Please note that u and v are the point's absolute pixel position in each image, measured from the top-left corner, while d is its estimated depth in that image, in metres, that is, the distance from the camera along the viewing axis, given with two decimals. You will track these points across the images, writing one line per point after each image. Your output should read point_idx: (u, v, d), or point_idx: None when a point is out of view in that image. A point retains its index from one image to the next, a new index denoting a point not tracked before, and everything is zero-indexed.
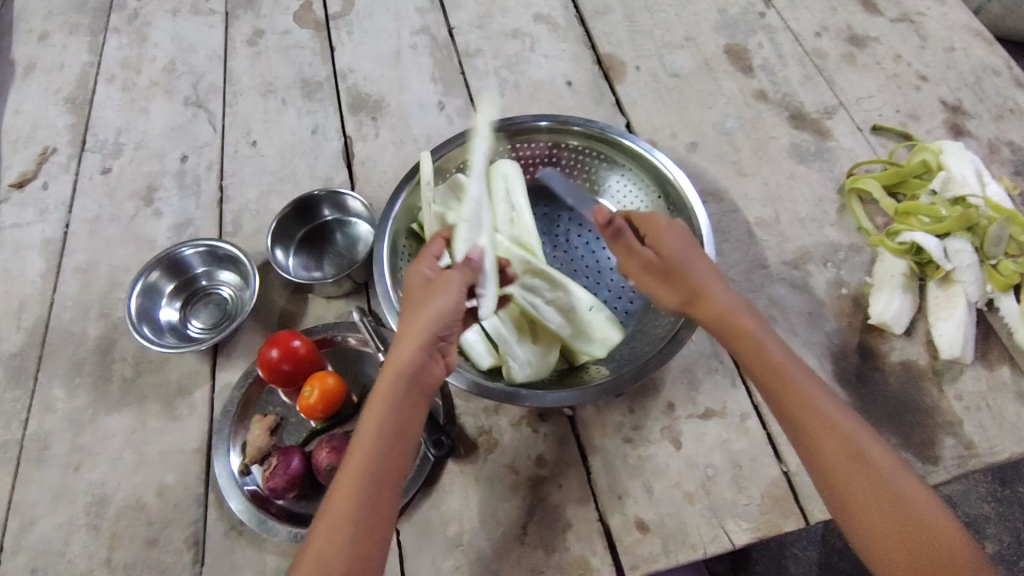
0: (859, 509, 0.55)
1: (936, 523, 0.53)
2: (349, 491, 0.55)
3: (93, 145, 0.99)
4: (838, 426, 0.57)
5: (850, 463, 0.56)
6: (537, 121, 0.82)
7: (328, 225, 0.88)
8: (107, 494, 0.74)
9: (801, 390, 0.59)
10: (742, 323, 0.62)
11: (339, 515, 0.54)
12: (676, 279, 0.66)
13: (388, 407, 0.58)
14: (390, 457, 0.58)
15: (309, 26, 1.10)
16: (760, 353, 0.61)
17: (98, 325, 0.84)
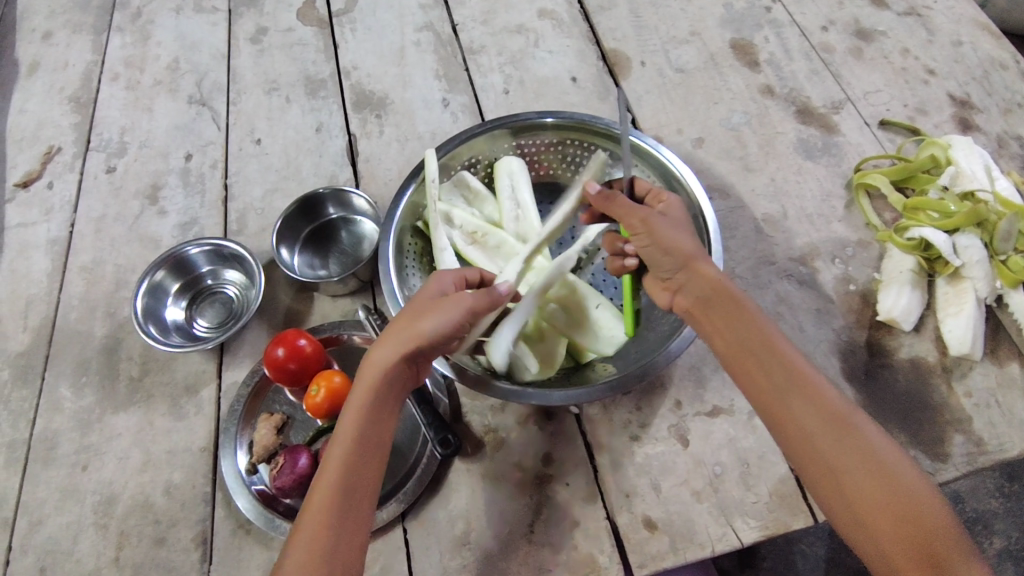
0: (845, 479, 0.54)
1: (919, 487, 0.53)
2: (330, 498, 0.55)
3: (97, 144, 0.99)
4: (819, 395, 0.57)
5: (834, 431, 0.55)
6: (542, 117, 0.81)
7: (333, 223, 0.87)
8: (114, 493, 0.74)
9: (779, 361, 0.59)
10: (730, 288, 0.62)
11: (321, 506, 0.54)
12: (683, 236, 0.65)
13: (373, 405, 0.58)
14: (371, 455, 0.57)
15: (312, 23, 1.09)
16: (743, 322, 0.61)
17: (104, 325, 0.84)
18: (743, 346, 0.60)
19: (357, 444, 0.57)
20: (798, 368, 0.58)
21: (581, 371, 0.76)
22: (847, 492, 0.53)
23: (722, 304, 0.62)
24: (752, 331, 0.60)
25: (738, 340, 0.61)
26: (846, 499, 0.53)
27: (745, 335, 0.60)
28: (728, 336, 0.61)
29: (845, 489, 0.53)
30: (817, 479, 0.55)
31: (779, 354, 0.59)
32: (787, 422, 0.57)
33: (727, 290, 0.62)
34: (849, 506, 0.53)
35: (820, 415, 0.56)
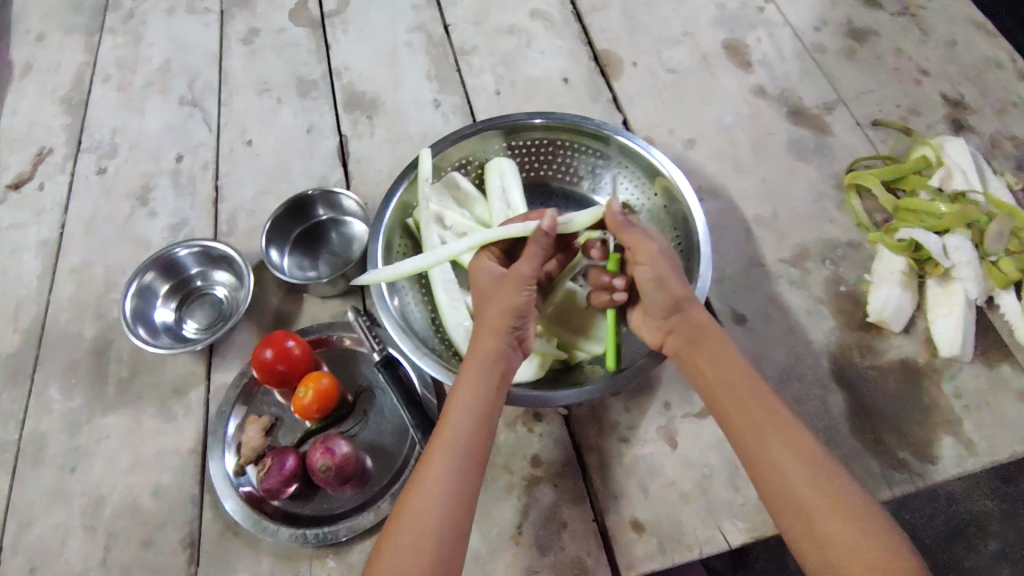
0: (817, 521, 0.53)
1: (891, 535, 0.51)
2: (447, 447, 0.59)
3: (89, 146, 0.99)
4: (797, 439, 0.58)
5: (809, 473, 0.55)
6: (532, 118, 0.81)
7: (323, 225, 0.87)
8: (103, 494, 0.74)
9: (760, 404, 0.60)
10: (718, 335, 0.65)
11: (435, 477, 0.57)
12: (680, 279, 0.66)
13: (475, 380, 0.63)
14: (482, 417, 0.61)
15: (304, 24, 1.09)
16: (729, 366, 0.63)
17: (94, 326, 0.84)
18: (728, 389, 0.62)
19: (472, 421, 0.61)
20: (778, 414, 0.59)
21: (572, 374, 0.76)
22: (818, 534, 0.53)
23: (710, 348, 0.64)
24: (738, 375, 0.62)
25: (723, 382, 0.63)
26: (816, 541, 0.53)
27: (730, 379, 0.62)
28: (714, 374, 0.63)
29: (818, 531, 0.53)
30: (790, 520, 0.55)
31: (760, 394, 0.61)
32: (759, 458, 0.58)
33: (713, 335, 0.65)
34: (820, 548, 0.52)
35: (793, 457, 0.57)
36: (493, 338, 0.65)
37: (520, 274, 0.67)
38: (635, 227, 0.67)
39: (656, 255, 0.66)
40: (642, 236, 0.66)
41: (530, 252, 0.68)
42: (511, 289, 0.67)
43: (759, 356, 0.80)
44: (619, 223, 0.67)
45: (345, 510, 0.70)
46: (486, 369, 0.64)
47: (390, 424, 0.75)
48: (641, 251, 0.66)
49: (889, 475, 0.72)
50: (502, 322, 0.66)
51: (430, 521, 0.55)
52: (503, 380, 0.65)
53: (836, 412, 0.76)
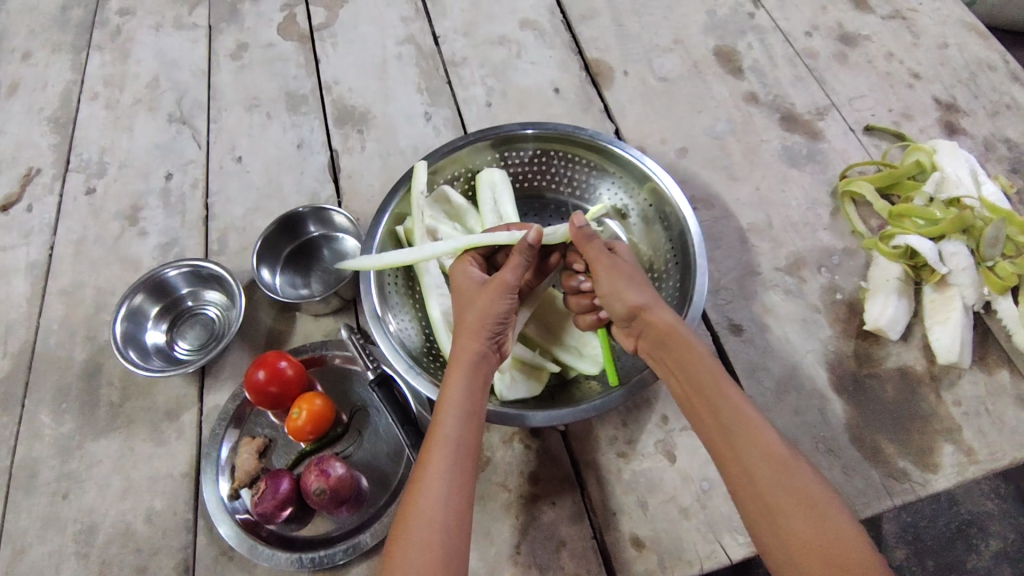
0: (781, 520, 0.53)
1: (852, 533, 0.51)
2: (438, 461, 0.58)
3: (78, 165, 0.98)
4: (760, 437, 0.56)
5: (774, 472, 0.55)
6: (525, 129, 0.80)
7: (314, 241, 0.87)
8: (95, 521, 0.73)
9: (724, 399, 0.59)
10: (682, 333, 0.63)
11: (431, 494, 0.56)
12: (639, 290, 0.66)
13: (460, 389, 0.62)
14: (470, 423, 0.61)
15: (293, 38, 1.08)
16: (693, 362, 0.61)
17: (84, 349, 0.83)
18: (694, 386, 0.61)
19: (462, 430, 0.60)
20: (744, 412, 0.58)
21: (568, 389, 0.76)
22: (783, 534, 0.52)
23: (676, 348, 0.62)
24: (702, 371, 0.61)
25: (690, 379, 0.61)
26: (782, 541, 0.52)
27: (695, 376, 0.61)
28: (680, 372, 0.62)
29: (782, 531, 0.53)
30: (757, 518, 0.55)
31: (725, 392, 0.59)
32: (728, 456, 0.57)
33: (677, 335, 0.62)
34: (784, 547, 0.52)
35: (759, 456, 0.56)
36: (476, 340, 0.65)
37: (504, 281, 0.67)
38: (597, 240, 0.69)
39: (612, 270, 0.67)
40: (602, 252, 0.68)
41: (512, 262, 0.68)
42: (491, 292, 0.67)
43: (756, 366, 0.79)
44: (583, 236, 0.69)
45: (341, 533, 0.70)
46: (470, 371, 0.63)
47: (385, 443, 0.75)
48: (598, 268, 0.68)
49: (889, 485, 0.71)
50: (483, 325, 0.65)
51: (436, 525, 0.55)
52: (487, 380, 0.65)
53: (835, 422, 0.75)
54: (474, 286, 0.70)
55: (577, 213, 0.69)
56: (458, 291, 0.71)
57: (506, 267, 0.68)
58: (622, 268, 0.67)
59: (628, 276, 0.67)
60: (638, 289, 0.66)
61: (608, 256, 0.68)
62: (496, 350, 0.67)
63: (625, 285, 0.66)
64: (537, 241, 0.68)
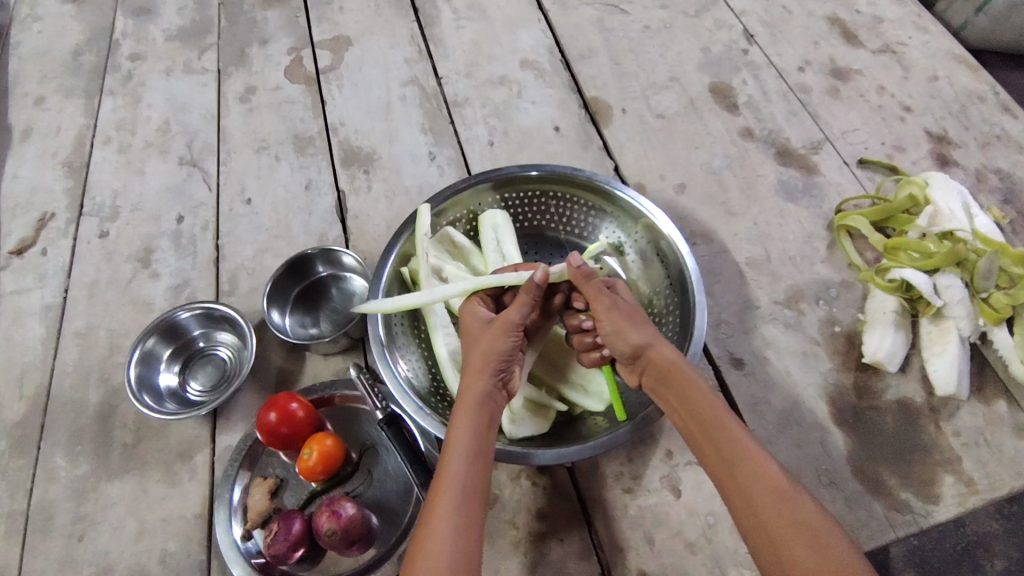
0: (785, 546, 0.54)
1: (854, 561, 0.52)
2: (446, 498, 0.59)
3: (91, 209, 1.01)
4: (762, 468, 0.58)
5: (775, 501, 0.56)
6: (525, 171, 0.82)
7: (323, 281, 0.89)
8: (110, 564, 0.74)
9: (724, 431, 0.61)
10: (683, 369, 0.65)
11: (439, 530, 0.57)
12: (638, 329, 0.69)
13: (467, 428, 0.64)
14: (477, 461, 0.62)
15: (300, 80, 1.12)
16: (694, 396, 0.63)
17: (99, 391, 0.85)
18: (697, 420, 0.63)
19: (469, 468, 0.61)
20: (745, 444, 0.60)
21: (574, 425, 0.76)
22: (788, 560, 0.53)
23: (675, 382, 0.65)
24: (705, 406, 0.63)
25: (692, 413, 0.63)
26: (786, 566, 0.53)
27: (697, 410, 0.63)
28: (681, 407, 0.64)
29: (785, 560, 0.53)
30: (761, 550, 0.56)
31: (726, 425, 0.62)
32: (732, 487, 0.59)
33: (679, 370, 0.65)
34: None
35: (760, 484, 0.57)
36: (481, 379, 0.67)
37: (509, 320, 0.69)
38: (596, 279, 0.71)
39: (611, 309, 0.70)
40: (601, 290, 0.70)
41: (518, 302, 0.71)
42: (496, 332, 0.69)
43: (758, 400, 0.80)
44: (581, 276, 0.70)
45: (352, 572, 0.71)
46: (476, 410, 0.65)
47: (394, 482, 0.76)
48: (598, 306, 0.70)
49: (892, 517, 0.72)
50: (487, 365, 0.68)
51: (443, 561, 0.55)
52: (493, 419, 0.66)
53: (837, 455, 0.76)
54: (480, 325, 0.73)
55: (574, 252, 0.71)
56: (467, 332, 0.73)
57: (512, 307, 0.71)
58: (622, 306, 0.70)
59: (627, 315, 0.69)
60: (638, 328, 0.69)
61: (606, 294, 0.70)
62: (501, 388, 0.69)
63: (625, 324, 0.69)
64: (543, 281, 0.70)
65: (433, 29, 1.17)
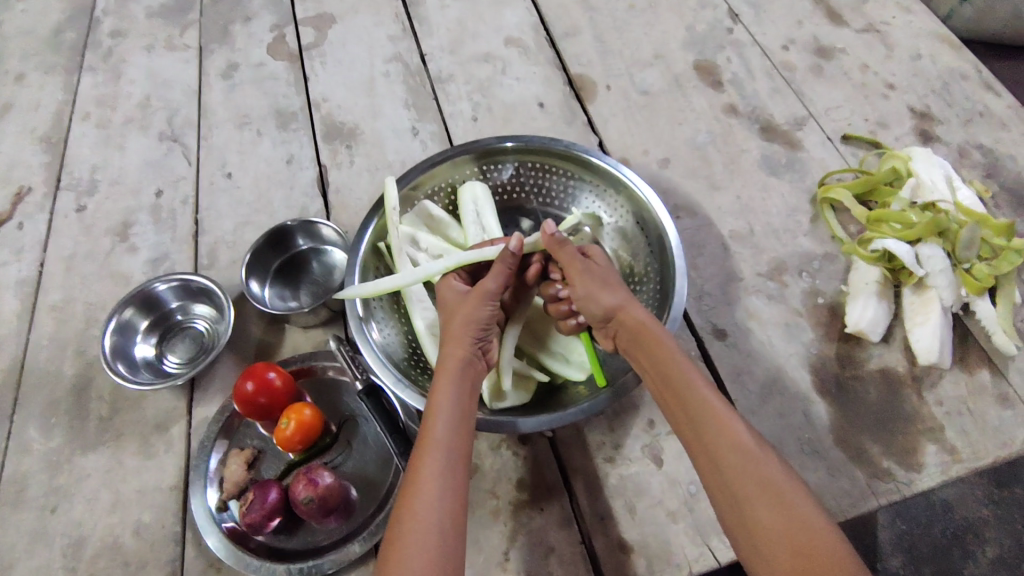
0: (752, 509, 0.54)
1: (817, 520, 0.53)
2: (431, 460, 0.58)
3: (69, 183, 0.99)
4: (729, 428, 0.58)
5: (742, 461, 0.56)
6: (505, 142, 0.82)
7: (303, 254, 0.88)
8: (83, 535, 0.72)
9: (694, 392, 0.61)
10: (658, 332, 0.65)
11: (426, 494, 0.57)
12: (613, 291, 0.69)
13: (451, 391, 0.63)
14: (461, 425, 0.61)
15: (282, 57, 1.11)
16: (665, 358, 0.63)
17: (74, 364, 0.84)
18: (666, 380, 0.63)
19: (452, 430, 0.61)
20: (712, 404, 0.60)
21: (556, 396, 0.76)
22: (753, 523, 0.54)
23: (647, 344, 0.64)
24: (674, 366, 0.62)
25: (662, 374, 0.63)
26: (750, 529, 0.54)
27: (666, 371, 0.62)
28: (654, 368, 0.64)
29: (749, 518, 0.54)
30: (728, 509, 0.56)
31: (695, 386, 0.61)
32: (701, 449, 0.59)
33: (651, 333, 0.65)
34: (751, 534, 0.54)
35: (728, 447, 0.57)
36: (461, 345, 0.66)
37: (485, 288, 0.69)
38: (569, 245, 0.71)
39: (585, 275, 0.69)
40: (574, 256, 0.70)
41: (496, 269, 0.70)
42: (475, 301, 0.69)
43: (740, 370, 0.80)
44: (556, 243, 0.70)
45: (329, 542, 0.70)
46: (458, 375, 0.64)
47: (373, 453, 0.75)
48: (573, 274, 0.70)
49: (874, 485, 0.72)
50: (468, 331, 0.67)
51: (431, 524, 0.55)
52: (475, 385, 0.66)
53: (820, 424, 0.76)
54: (457, 297, 0.71)
55: (548, 220, 0.71)
56: (443, 303, 0.72)
57: (488, 275, 0.70)
58: (595, 270, 0.70)
59: (601, 279, 0.69)
60: (612, 291, 0.69)
61: (581, 260, 0.70)
62: (482, 356, 0.69)
63: (599, 287, 0.68)
64: (518, 250, 0.70)
65: (417, 8, 1.16)
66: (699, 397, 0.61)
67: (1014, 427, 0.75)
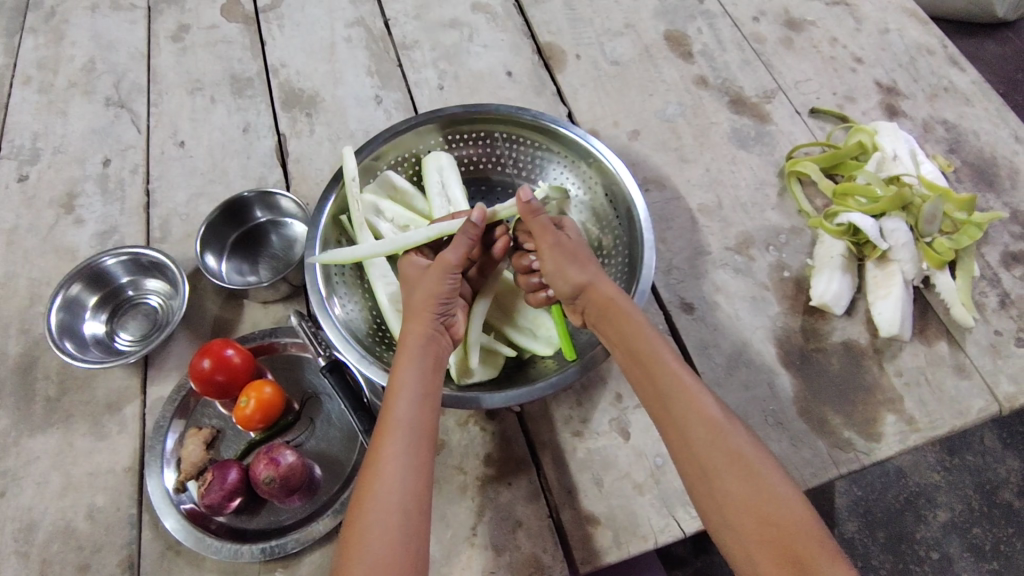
0: (720, 482, 0.55)
1: (786, 493, 0.54)
2: (392, 440, 0.57)
3: (9, 152, 0.93)
4: (698, 403, 0.58)
5: (709, 435, 0.57)
6: (469, 111, 0.79)
7: (262, 227, 0.84)
8: (33, 520, 0.69)
9: (663, 368, 0.61)
10: (629, 310, 0.64)
11: (385, 474, 0.55)
12: (582, 266, 0.67)
13: (415, 368, 0.61)
14: (424, 403, 0.60)
15: (238, 20, 1.05)
16: (634, 334, 0.62)
17: (19, 343, 0.80)
18: (636, 357, 0.62)
19: (415, 409, 0.59)
20: (681, 379, 0.60)
21: (523, 370, 0.75)
22: (721, 496, 0.55)
23: (615, 319, 0.64)
24: (644, 343, 0.62)
25: (630, 351, 0.63)
26: (718, 501, 0.55)
27: (635, 348, 0.62)
28: (622, 343, 0.63)
29: (719, 495, 0.55)
30: (695, 481, 0.57)
31: (664, 361, 0.61)
32: (670, 423, 0.59)
33: (618, 309, 0.64)
34: (721, 511, 0.55)
35: (697, 422, 0.57)
36: (423, 322, 0.65)
37: (446, 260, 0.66)
38: (543, 215, 0.68)
39: (554, 247, 0.67)
40: (546, 228, 0.68)
41: (456, 242, 0.67)
42: (436, 274, 0.66)
43: (707, 343, 0.80)
44: (529, 211, 0.68)
45: (293, 522, 0.68)
46: (421, 352, 0.63)
47: (338, 430, 0.73)
48: (543, 245, 0.68)
49: (836, 455, 0.73)
50: (431, 306, 0.65)
51: (392, 506, 0.54)
52: (439, 361, 0.64)
53: (784, 396, 0.77)
54: (417, 272, 0.69)
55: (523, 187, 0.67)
56: (404, 278, 0.70)
57: (447, 247, 0.67)
58: (566, 244, 0.68)
59: (572, 253, 0.68)
60: (581, 266, 0.67)
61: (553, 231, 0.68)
62: (446, 331, 0.67)
63: (568, 262, 0.67)
64: (481, 221, 0.68)
65: None
66: (669, 371, 0.61)
67: (969, 396, 0.77)
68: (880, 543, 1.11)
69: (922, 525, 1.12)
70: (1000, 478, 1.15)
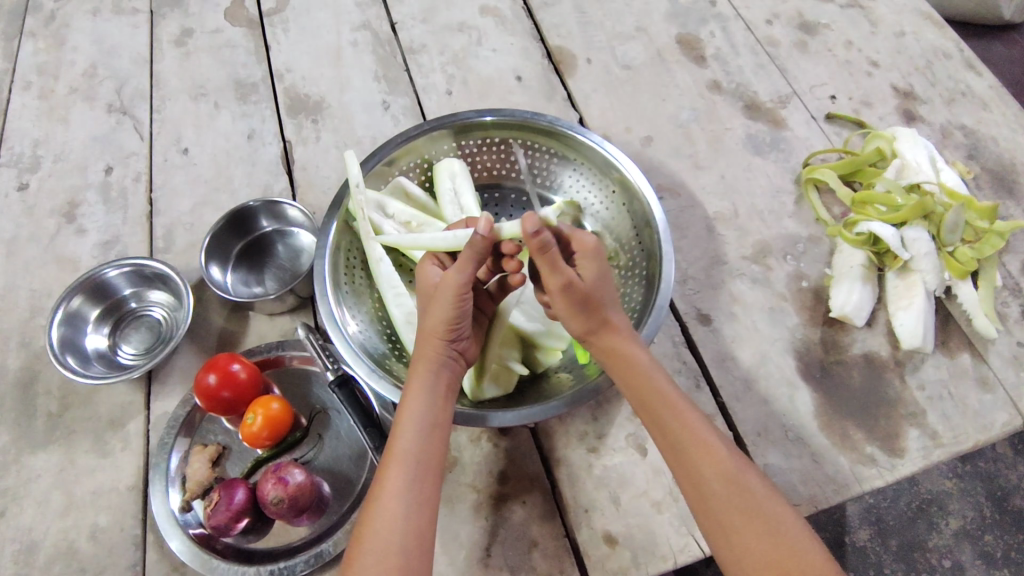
0: (737, 536, 0.55)
1: (805, 540, 0.55)
2: (394, 476, 0.57)
3: (9, 159, 0.92)
4: (711, 453, 0.59)
5: (724, 486, 0.57)
6: (482, 117, 0.77)
7: (268, 237, 0.82)
8: (34, 541, 0.68)
9: (674, 416, 0.61)
10: (634, 359, 0.62)
11: (386, 512, 0.55)
12: (591, 313, 0.63)
13: (422, 400, 0.60)
14: (432, 436, 0.59)
15: (242, 24, 1.03)
16: (639, 382, 0.62)
17: (19, 357, 0.78)
18: (642, 404, 0.62)
19: (420, 441, 0.58)
20: (692, 428, 0.60)
21: (538, 383, 0.73)
22: (739, 548, 0.55)
23: (621, 367, 0.62)
24: (651, 391, 0.62)
25: (636, 397, 0.62)
26: (733, 552, 0.55)
27: (642, 395, 0.62)
28: (632, 389, 0.62)
29: (737, 545, 0.55)
30: (712, 533, 0.57)
31: (677, 409, 0.61)
32: (686, 473, 0.59)
33: (628, 359, 0.62)
34: (739, 561, 0.55)
35: (712, 474, 0.58)
36: (434, 346, 0.62)
37: (454, 282, 0.61)
38: (551, 249, 0.59)
39: (561, 288, 0.61)
40: (552, 267, 0.60)
41: (463, 260, 0.61)
42: (446, 298, 0.61)
43: (724, 356, 0.78)
44: (535, 246, 0.59)
45: (302, 542, 0.66)
46: (432, 380, 0.61)
47: (347, 446, 0.71)
48: (550, 284, 0.62)
49: (857, 470, 0.71)
50: (442, 332, 0.62)
51: (392, 544, 0.54)
52: (450, 388, 0.63)
53: (804, 410, 0.75)
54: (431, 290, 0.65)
55: (529, 213, 0.59)
56: (420, 294, 0.67)
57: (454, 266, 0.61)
58: (576, 290, 0.61)
59: (580, 301, 0.62)
60: (590, 314, 0.63)
61: (563, 269, 0.60)
62: (459, 356, 0.65)
63: (576, 310, 0.62)
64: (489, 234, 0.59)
65: None
66: (682, 421, 0.61)
67: (994, 410, 0.75)
68: (892, 552, 1.09)
69: (935, 533, 1.10)
70: (1011, 485, 1.13)
